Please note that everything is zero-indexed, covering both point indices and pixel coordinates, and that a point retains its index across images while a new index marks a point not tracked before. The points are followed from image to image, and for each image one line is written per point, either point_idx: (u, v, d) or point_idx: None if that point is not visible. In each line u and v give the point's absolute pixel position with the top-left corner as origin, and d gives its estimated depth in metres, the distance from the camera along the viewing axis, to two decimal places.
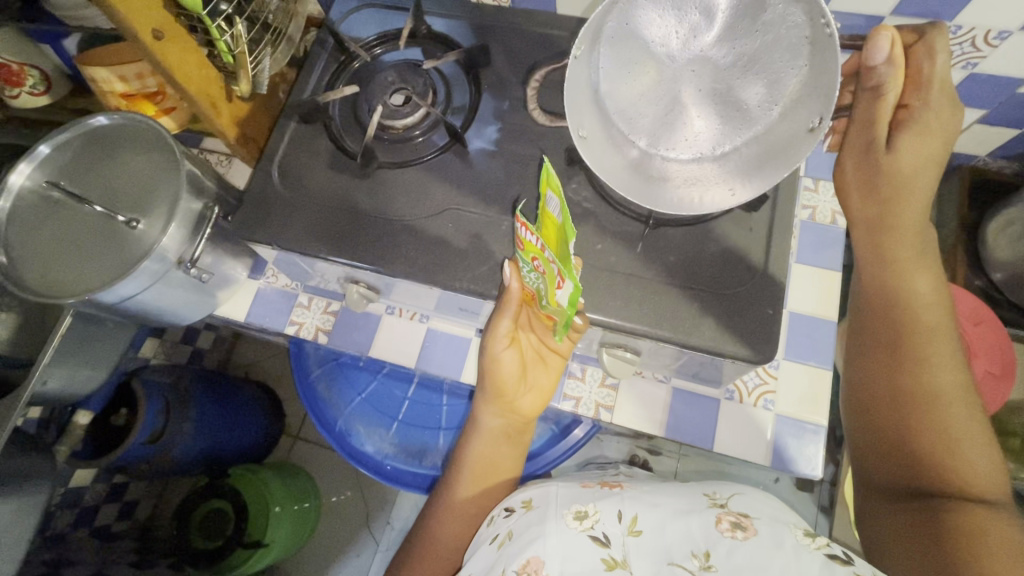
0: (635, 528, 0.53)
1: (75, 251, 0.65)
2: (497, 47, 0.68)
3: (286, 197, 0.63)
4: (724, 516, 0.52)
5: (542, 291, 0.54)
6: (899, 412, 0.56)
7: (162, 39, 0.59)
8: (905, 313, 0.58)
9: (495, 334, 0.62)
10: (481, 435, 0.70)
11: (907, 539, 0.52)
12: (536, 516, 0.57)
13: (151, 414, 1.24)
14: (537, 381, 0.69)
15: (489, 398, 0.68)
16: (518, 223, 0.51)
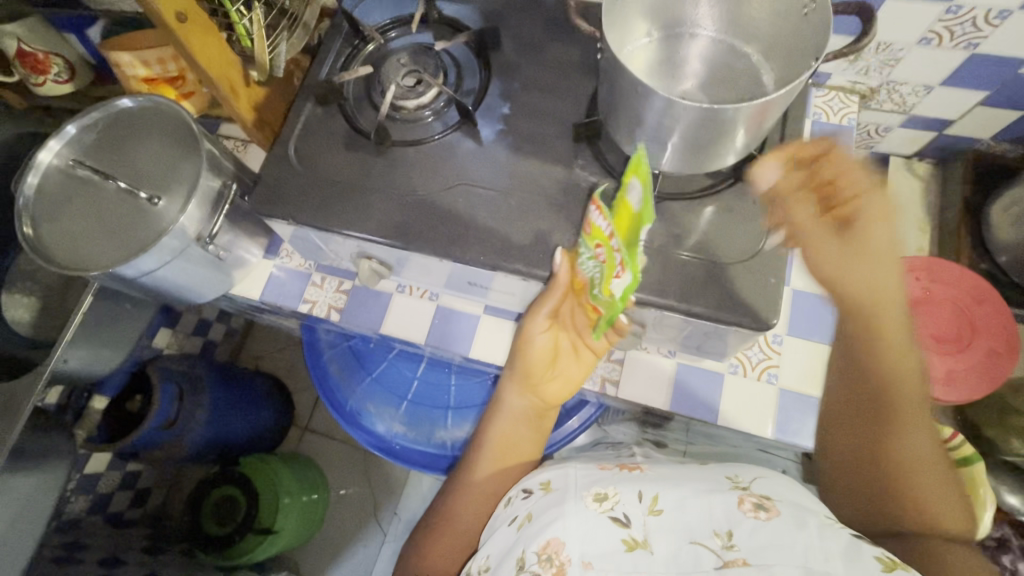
0: (656, 508, 0.54)
1: (100, 227, 0.67)
2: (507, 31, 0.71)
3: (302, 174, 0.65)
4: (746, 497, 0.53)
5: (597, 280, 0.55)
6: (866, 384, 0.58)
7: (185, 21, 0.62)
8: (880, 380, 0.57)
9: (537, 313, 0.66)
10: (504, 414, 0.72)
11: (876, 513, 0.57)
12: (555, 498, 0.59)
13: (166, 400, 1.28)
14: (566, 371, 0.70)
15: (515, 377, 0.71)
16: (595, 207, 0.53)
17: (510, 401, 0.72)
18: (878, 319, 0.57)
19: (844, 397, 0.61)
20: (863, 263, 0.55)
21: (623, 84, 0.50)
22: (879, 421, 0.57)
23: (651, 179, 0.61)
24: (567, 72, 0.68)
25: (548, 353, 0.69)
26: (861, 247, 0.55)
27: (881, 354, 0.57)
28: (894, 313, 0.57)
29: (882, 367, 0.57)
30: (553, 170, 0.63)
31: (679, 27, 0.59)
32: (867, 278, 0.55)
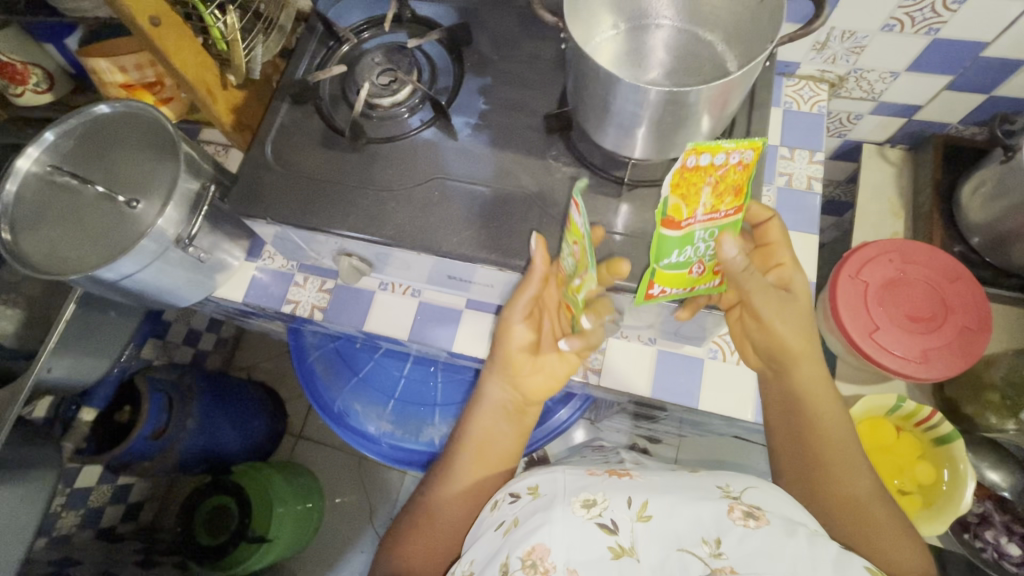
0: (645, 514, 0.52)
1: (79, 231, 0.67)
2: (480, 27, 0.72)
3: (279, 173, 0.66)
4: (736, 505, 0.52)
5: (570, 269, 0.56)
6: (798, 411, 0.63)
7: (159, 25, 0.62)
8: (816, 443, 0.63)
9: (515, 306, 0.64)
10: (483, 407, 0.71)
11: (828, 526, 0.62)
12: (543, 504, 0.56)
13: (155, 410, 1.26)
14: (548, 367, 0.69)
15: (496, 368, 0.70)
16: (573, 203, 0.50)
17: (491, 392, 0.71)
18: (806, 387, 0.63)
19: (789, 461, 0.64)
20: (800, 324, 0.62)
21: (589, 73, 0.51)
22: (813, 472, 0.62)
23: (622, 167, 0.63)
24: (538, 66, 0.69)
25: (528, 344, 0.67)
26: (792, 306, 0.62)
27: (811, 413, 0.63)
28: (818, 383, 0.63)
29: (816, 424, 0.63)
30: (527, 162, 0.64)
31: (645, 21, 0.61)
32: (796, 332, 0.62)
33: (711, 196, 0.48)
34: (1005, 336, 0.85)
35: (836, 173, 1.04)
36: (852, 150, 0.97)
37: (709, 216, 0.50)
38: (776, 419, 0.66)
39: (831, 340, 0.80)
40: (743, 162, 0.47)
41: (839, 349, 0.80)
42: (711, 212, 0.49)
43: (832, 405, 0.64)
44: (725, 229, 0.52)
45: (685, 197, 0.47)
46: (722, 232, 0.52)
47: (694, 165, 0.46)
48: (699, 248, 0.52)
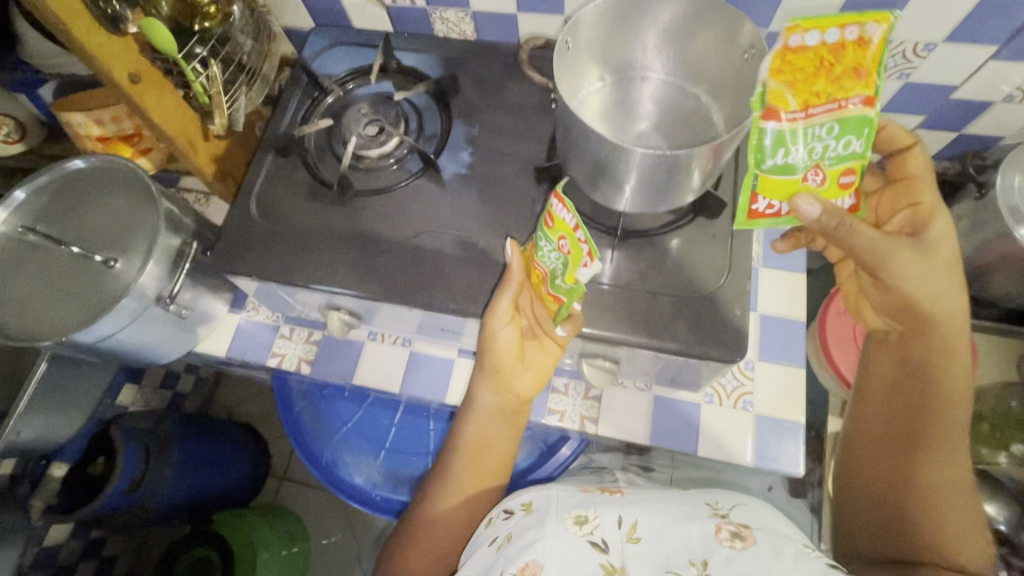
0: (635, 535, 0.52)
1: (53, 293, 0.65)
2: (466, 75, 0.72)
3: (265, 227, 0.65)
4: (724, 525, 0.52)
5: (559, 271, 0.53)
6: (920, 381, 0.63)
7: (139, 82, 0.61)
8: (931, 417, 0.62)
9: (495, 310, 0.57)
10: (476, 414, 0.66)
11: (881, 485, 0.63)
12: (534, 520, 0.55)
13: (130, 461, 1.19)
14: (534, 363, 0.65)
15: (486, 373, 0.64)
16: (554, 198, 0.50)
17: (483, 399, 0.65)
18: (942, 373, 0.61)
19: (879, 427, 0.66)
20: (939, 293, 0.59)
21: (578, 131, 0.51)
22: (911, 436, 0.63)
23: (613, 216, 0.63)
24: (525, 116, 0.69)
25: (515, 347, 0.61)
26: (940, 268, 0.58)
27: (928, 385, 0.62)
28: (952, 360, 0.61)
29: (934, 409, 0.62)
30: (517, 213, 0.64)
31: (632, 74, 0.62)
32: (926, 285, 0.58)
33: (829, 79, 0.47)
34: (989, 363, 0.87)
35: None
36: None
37: (819, 109, 0.47)
38: (880, 381, 0.67)
39: (822, 375, 0.83)
40: (864, 37, 0.46)
41: (829, 384, 0.83)
42: (823, 104, 0.47)
43: (960, 400, 0.61)
44: (848, 124, 0.48)
45: (791, 82, 0.47)
46: (839, 132, 0.48)
47: (800, 43, 0.46)
48: (810, 153, 0.49)
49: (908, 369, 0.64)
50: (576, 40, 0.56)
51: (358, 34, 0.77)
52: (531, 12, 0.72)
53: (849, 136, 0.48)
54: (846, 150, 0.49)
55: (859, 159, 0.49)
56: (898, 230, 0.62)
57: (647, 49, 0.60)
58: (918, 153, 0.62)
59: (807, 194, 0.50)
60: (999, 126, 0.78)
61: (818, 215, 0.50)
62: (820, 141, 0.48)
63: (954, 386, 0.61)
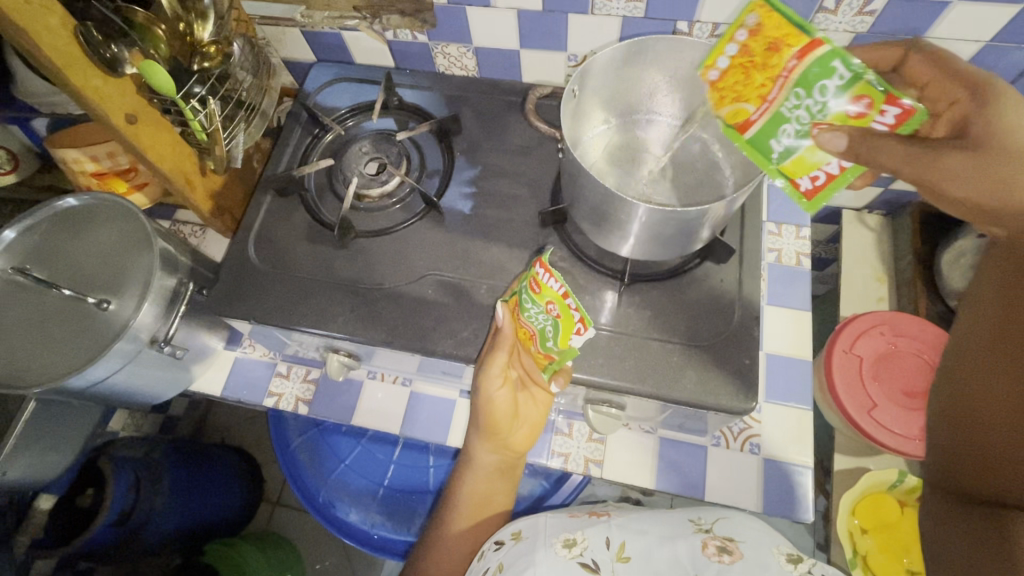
0: (623, 555, 0.51)
1: (45, 336, 0.63)
2: (468, 113, 0.72)
3: (264, 269, 0.63)
4: (709, 540, 0.50)
5: (548, 333, 0.52)
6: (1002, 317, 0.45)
7: (135, 122, 0.60)
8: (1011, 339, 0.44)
9: (488, 375, 0.58)
10: (473, 472, 0.67)
11: (974, 387, 0.46)
12: (524, 547, 0.54)
13: (121, 491, 1.17)
14: (527, 415, 0.66)
15: (482, 433, 0.65)
16: (540, 266, 0.50)
17: (482, 457, 0.66)
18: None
19: (1001, 383, 0.43)
20: (992, 189, 0.41)
21: (584, 181, 0.50)
22: (973, 386, 0.46)
23: (618, 260, 0.62)
24: (528, 155, 0.69)
25: (510, 406, 0.62)
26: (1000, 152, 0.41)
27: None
28: None
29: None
30: (521, 256, 0.63)
31: (637, 118, 0.62)
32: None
33: (765, 72, 0.44)
34: None
35: (816, 234, 1.06)
36: (832, 214, 0.98)
37: (773, 88, 0.44)
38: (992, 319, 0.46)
39: (828, 414, 0.81)
40: (755, 26, 0.44)
41: (835, 423, 0.81)
42: (773, 84, 0.44)
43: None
44: (805, 77, 0.42)
45: (737, 98, 0.46)
46: (805, 79, 0.42)
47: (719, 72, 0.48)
48: (801, 115, 0.43)
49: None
50: (584, 87, 0.56)
51: (360, 69, 0.77)
52: (534, 49, 0.71)
53: (821, 81, 0.42)
54: (829, 88, 0.42)
55: (859, 79, 0.41)
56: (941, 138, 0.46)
57: (655, 94, 0.60)
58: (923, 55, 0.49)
59: (825, 134, 0.42)
60: None
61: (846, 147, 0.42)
62: (799, 101, 0.43)
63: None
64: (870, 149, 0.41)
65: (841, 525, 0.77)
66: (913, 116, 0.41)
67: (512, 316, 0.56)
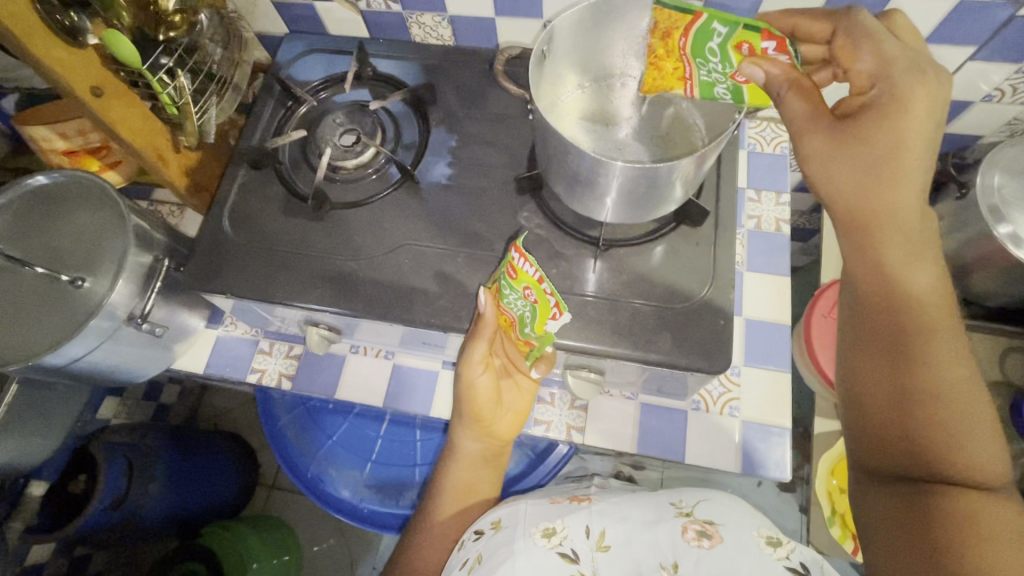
0: (604, 543, 0.52)
1: (18, 315, 0.62)
2: (444, 84, 0.71)
3: (239, 244, 0.63)
4: (690, 524, 0.51)
5: (528, 319, 0.54)
6: (874, 314, 0.48)
7: (102, 96, 0.59)
8: (873, 331, 0.48)
9: (470, 359, 0.59)
10: (458, 460, 0.68)
11: (872, 385, 0.48)
12: (504, 538, 0.54)
13: (113, 478, 1.16)
14: (511, 403, 0.67)
15: (467, 422, 0.67)
16: (515, 250, 0.50)
17: (466, 446, 0.68)
18: (892, 264, 0.47)
19: (874, 370, 0.48)
20: (862, 186, 0.46)
21: (555, 143, 0.50)
22: (858, 387, 0.49)
23: (594, 227, 0.62)
24: (505, 123, 0.68)
25: (493, 395, 0.64)
26: (883, 141, 0.44)
27: (899, 316, 0.47)
28: (928, 304, 0.47)
29: (904, 316, 0.47)
30: (498, 225, 0.63)
31: (608, 81, 0.62)
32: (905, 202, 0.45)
33: (667, 58, 0.49)
34: None
35: (800, 204, 1.06)
36: None
37: (682, 65, 0.49)
38: (857, 311, 0.50)
39: (809, 379, 0.83)
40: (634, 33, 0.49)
41: (816, 387, 0.83)
42: (682, 64, 0.49)
43: (946, 303, 0.47)
44: (696, 49, 0.46)
45: (663, 83, 0.52)
46: (699, 50, 0.46)
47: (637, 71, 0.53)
48: (718, 77, 0.48)
49: (887, 288, 0.47)
50: (553, 50, 0.56)
51: (332, 40, 0.75)
52: (509, 17, 0.70)
53: (708, 52, 0.46)
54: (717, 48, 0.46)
55: (736, 30, 0.44)
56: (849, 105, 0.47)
57: (625, 56, 0.60)
58: (848, 32, 0.49)
59: (746, 78, 0.46)
60: (975, 126, 0.79)
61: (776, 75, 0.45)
62: (706, 67, 0.47)
63: (919, 293, 0.47)
64: (783, 94, 0.46)
65: (819, 486, 0.79)
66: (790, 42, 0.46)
67: (495, 302, 0.57)
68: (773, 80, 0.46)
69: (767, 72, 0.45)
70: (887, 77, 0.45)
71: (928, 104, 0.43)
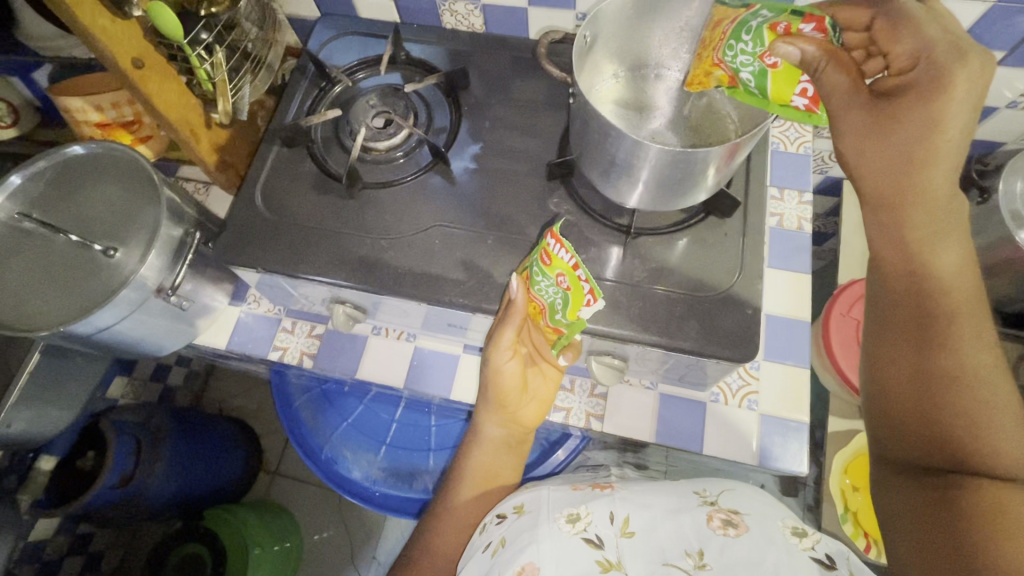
0: (628, 529, 0.51)
1: (50, 282, 0.63)
2: (475, 70, 0.72)
3: (270, 221, 0.63)
4: (715, 513, 0.51)
5: (558, 305, 0.55)
6: (900, 299, 0.49)
7: (142, 67, 0.60)
8: (898, 313, 0.49)
9: (498, 345, 0.60)
10: (481, 445, 0.69)
11: (896, 367, 0.49)
12: (527, 522, 0.55)
13: (121, 457, 1.17)
14: (537, 392, 0.68)
15: (491, 407, 0.67)
16: (552, 236, 0.51)
17: (489, 431, 0.68)
18: (919, 249, 0.48)
19: (899, 351, 0.49)
20: (892, 171, 0.46)
21: (595, 126, 0.51)
22: (884, 371, 0.50)
23: (624, 215, 0.63)
24: (535, 110, 0.69)
25: (519, 380, 0.64)
26: (919, 122, 0.44)
27: (924, 300, 0.48)
28: (953, 289, 0.47)
29: (928, 298, 0.48)
30: (527, 211, 0.63)
31: (644, 71, 0.63)
32: (937, 186, 0.45)
33: (713, 48, 0.53)
34: None
35: (816, 206, 1.07)
36: (832, 185, 0.99)
37: (716, 51, 0.52)
38: (883, 295, 0.51)
39: (826, 379, 0.84)
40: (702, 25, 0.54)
41: (833, 386, 0.84)
42: (717, 51, 0.52)
43: (970, 286, 0.48)
44: (736, 31, 0.50)
45: (706, 73, 0.55)
46: (737, 32, 0.50)
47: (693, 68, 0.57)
48: (746, 59, 0.49)
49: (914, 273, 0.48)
50: (595, 36, 0.56)
51: (365, 24, 0.76)
52: (542, 7, 0.71)
53: (744, 35, 0.49)
54: (752, 28, 0.49)
55: (776, 13, 0.49)
56: (887, 86, 0.46)
57: (663, 47, 0.60)
58: (889, 17, 0.46)
59: (777, 56, 0.46)
60: (997, 133, 0.80)
61: (801, 54, 0.46)
62: (736, 50, 0.50)
63: (944, 275, 0.47)
64: (820, 70, 0.46)
65: (833, 484, 0.80)
66: (828, 22, 0.49)
67: (525, 287, 0.57)
68: (809, 56, 0.46)
69: (795, 49, 0.45)
70: (930, 56, 0.44)
71: (968, 86, 0.42)
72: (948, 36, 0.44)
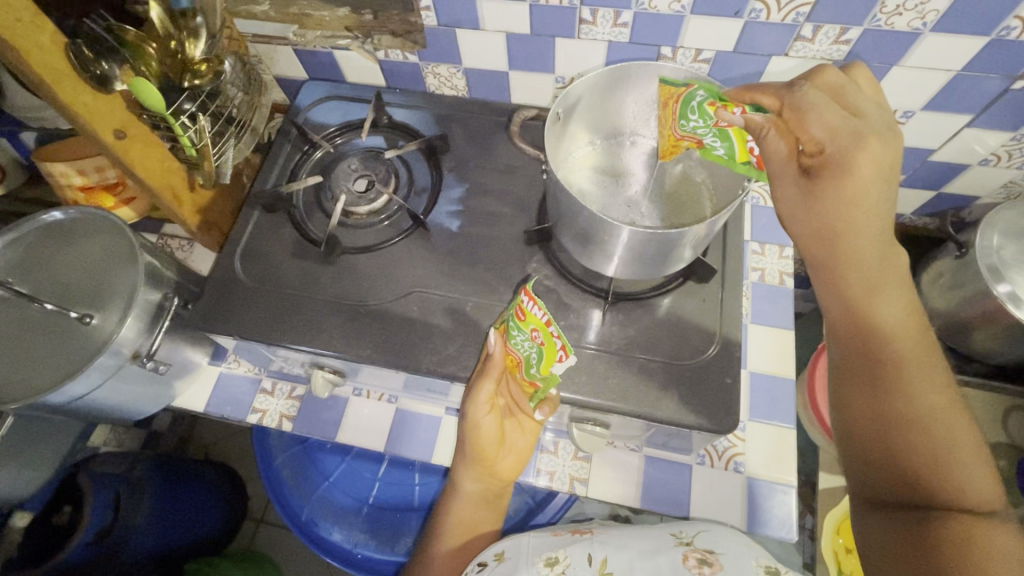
0: (605, 571, 0.49)
1: (25, 351, 0.62)
2: (457, 133, 0.73)
3: (249, 287, 0.63)
4: (690, 553, 0.50)
5: (534, 359, 0.54)
6: (849, 346, 0.49)
7: (124, 138, 0.60)
8: (849, 361, 0.49)
9: (477, 401, 0.58)
10: (459, 499, 0.67)
11: (852, 413, 0.48)
12: (506, 568, 0.53)
13: (99, 509, 1.11)
14: (514, 445, 0.67)
15: (469, 462, 0.66)
16: (524, 293, 0.51)
17: (467, 485, 0.66)
18: (861, 299, 0.48)
19: (854, 398, 0.48)
20: (826, 230, 0.47)
21: (566, 200, 0.51)
22: (843, 417, 0.49)
23: (603, 279, 0.63)
24: (516, 173, 0.70)
25: (496, 435, 0.63)
26: (839, 195, 0.45)
27: (872, 347, 0.47)
28: (900, 337, 0.47)
29: (875, 347, 0.47)
30: (506, 275, 0.63)
31: (619, 138, 0.64)
32: (872, 239, 0.46)
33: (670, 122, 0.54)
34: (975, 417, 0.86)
35: None
36: None
37: (672, 126, 0.53)
38: (835, 343, 0.50)
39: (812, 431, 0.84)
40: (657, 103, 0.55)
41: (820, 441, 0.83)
42: (676, 127, 0.53)
43: (915, 334, 0.47)
44: (687, 106, 0.51)
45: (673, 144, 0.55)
46: (683, 110, 0.51)
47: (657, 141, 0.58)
48: (704, 129, 0.50)
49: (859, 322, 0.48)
50: (570, 110, 0.58)
51: (350, 88, 0.78)
52: (522, 72, 0.73)
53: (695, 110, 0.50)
54: (698, 105, 0.50)
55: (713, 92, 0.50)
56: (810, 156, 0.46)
57: (637, 117, 0.62)
58: (794, 106, 0.46)
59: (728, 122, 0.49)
60: (974, 187, 0.81)
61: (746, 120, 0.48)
62: (692, 124, 0.51)
63: (888, 323, 0.47)
64: (765, 134, 0.48)
65: (826, 545, 0.78)
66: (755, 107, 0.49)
67: (503, 342, 0.57)
68: (753, 124, 0.48)
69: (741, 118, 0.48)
70: (838, 139, 0.45)
71: (878, 157, 0.44)
72: (850, 120, 0.45)
